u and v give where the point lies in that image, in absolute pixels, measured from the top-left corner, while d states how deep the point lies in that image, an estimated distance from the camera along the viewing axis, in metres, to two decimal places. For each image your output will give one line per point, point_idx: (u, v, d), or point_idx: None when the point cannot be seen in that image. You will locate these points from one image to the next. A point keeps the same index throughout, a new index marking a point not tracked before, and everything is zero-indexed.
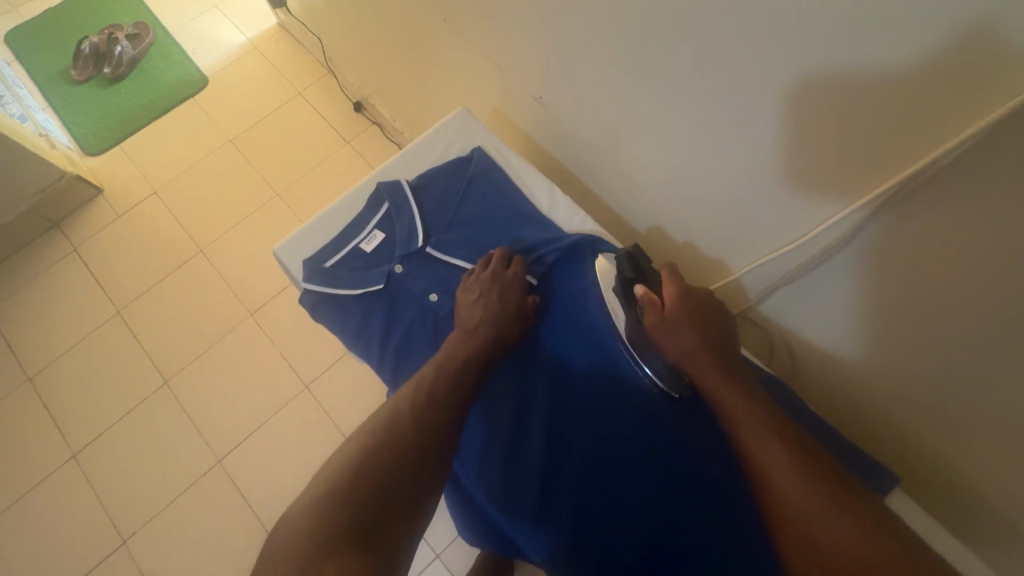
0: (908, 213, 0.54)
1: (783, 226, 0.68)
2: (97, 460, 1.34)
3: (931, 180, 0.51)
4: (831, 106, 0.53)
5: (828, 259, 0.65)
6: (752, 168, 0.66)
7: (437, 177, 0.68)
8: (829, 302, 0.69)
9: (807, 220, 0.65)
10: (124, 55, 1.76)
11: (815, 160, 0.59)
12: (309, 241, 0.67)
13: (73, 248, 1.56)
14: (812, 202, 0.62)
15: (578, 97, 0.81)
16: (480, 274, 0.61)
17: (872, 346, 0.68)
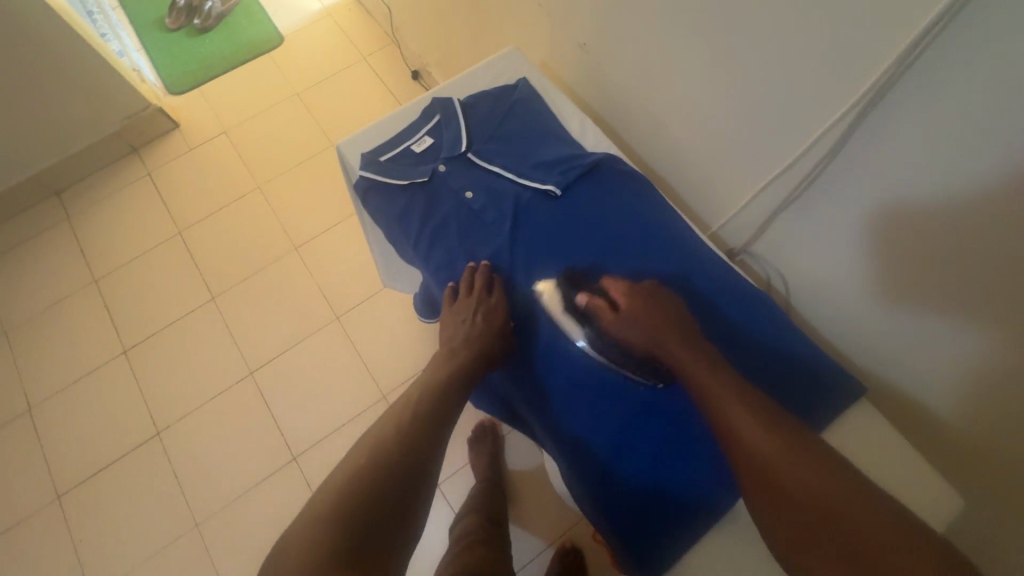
0: (892, 134, 0.61)
1: (785, 165, 0.75)
2: (144, 359, 1.48)
3: (913, 101, 0.58)
4: (830, 40, 0.61)
5: (819, 178, 0.72)
6: (764, 110, 0.73)
7: (485, 99, 0.79)
8: (822, 229, 0.75)
9: (806, 154, 0.71)
10: (213, 10, 1.95)
11: (817, 96, 0.66)
12: (368, 141, 0.78)
13: (147, 173, 1.73)
14: (812, 138, 0.69)
15: (617, 51, 0.90)
16: (462, 303, 0.69)
17: (859, 275, 0.74)
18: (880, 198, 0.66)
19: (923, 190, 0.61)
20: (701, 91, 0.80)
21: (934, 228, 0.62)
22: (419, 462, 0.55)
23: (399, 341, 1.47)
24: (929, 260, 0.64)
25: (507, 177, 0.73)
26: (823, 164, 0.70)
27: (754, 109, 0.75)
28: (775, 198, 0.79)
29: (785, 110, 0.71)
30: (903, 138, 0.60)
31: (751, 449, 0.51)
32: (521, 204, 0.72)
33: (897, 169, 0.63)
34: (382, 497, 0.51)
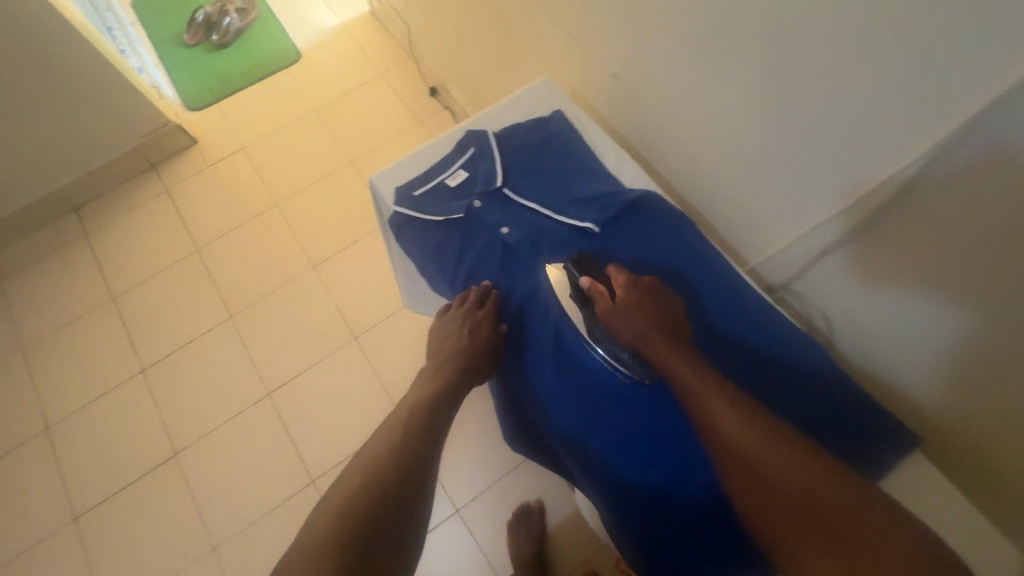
0: (956, 179, 0.59)
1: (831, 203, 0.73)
2: (162, 378, 1.48)
3: (980, 147, 0.55)
4: (886, 81, 0.59)
5: (873, 222, 0.69)
6: (808, 147, 0.71)
7: (519, 132, 0.77)
8: (869, 273, 0.73)
9: (857, 194, 0.69)
10: (232, 26, 1.95)
11: (869, 137, 0.64)
12: (401, 173, 0.77)
13: (165, 189, 1.73)
14: (866, 178, 0.67)
15: (650, 80, 0.88)
16: (452, 314, 0.68)
17: (905, 322, 0.71)
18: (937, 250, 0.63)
19: (989, 248, 0.58)
20: (741, 126, 0.78)
21: (996, 282, 0.59)
22: (413, 481, 0.54)
23: (418, 362, 1.45)
24: (988, 315, 0.61)
25: (543, 214, 0.71)
26: (877, 210, 0.68)
27: (797, 146, 0.73)
28: (818, 237, 0.76)
29: (835, 151, 0.69)
30: (969, 185, 0.58)
31: (736, 441, 0.49)
32: (557, 240, 0.70)
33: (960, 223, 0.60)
34: (374, 521, 0.49)
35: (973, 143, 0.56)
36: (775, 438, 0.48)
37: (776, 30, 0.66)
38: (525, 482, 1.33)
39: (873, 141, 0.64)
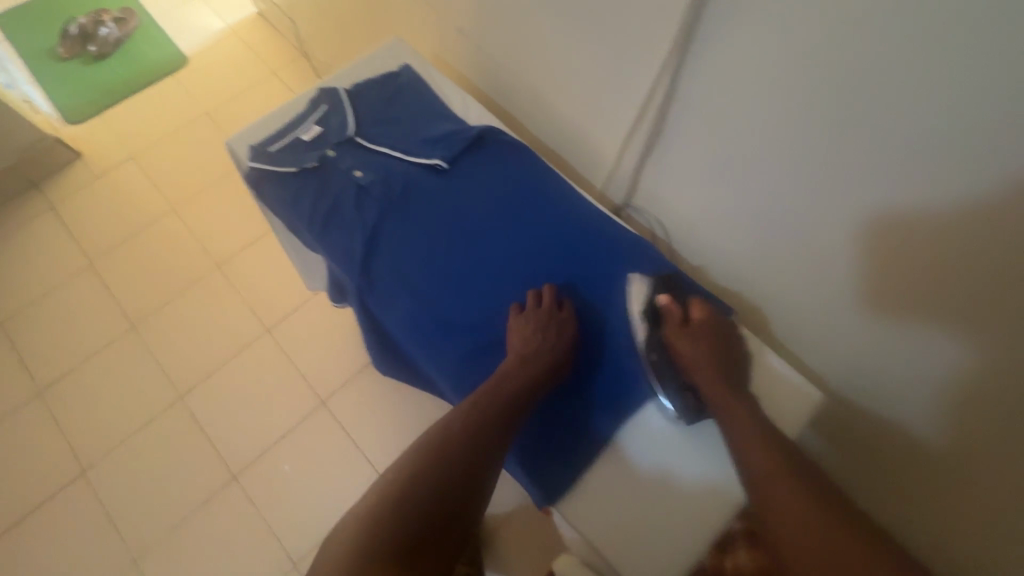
0: (721, 64, 0.68)
1: (641, 118, 0.82)
2: (62, 398, 1.41)
3: (729, 32, 0.65)
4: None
5: (670, 117, 0.79)
6: (615, 69, 0.80)
7: (371, 86, 0.82)
8: (683, 169, 0.83)
9: (657, 102, 0.78)
10: (110, 36, 1.89)
11: (649, 47, 0.73)
12: (257, 133, 0.79)
13: (50, 206, 1.65)
14: (661, 87, 0.76)
15: (496, 35, 0.95)
16: (541, 315, 0.67)
17: (721, 205, 0.82)
18: (723, 127, 0.74)
19: (754, 109, 0.69)
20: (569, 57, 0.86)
21: (773, 139, 0.69)
22: (454, 490, 0.59)
23: (333, 346, 1.47)
24: (777, 173, 0.72)
25: (395, 156, 0.76)
26: (670, 95, 0.77)
27: (607, 71, 0.81)
28: (641, 149, 0.86)
29: (636, 69, 0.77)
30: (731, 66, 0.68)
31: (778, 492, 0.57)
32: (409, 178, 0.75)
33: (732, 94, 0.70)
34: (415, 529, 0.55)
35: (715, 12, 0.65)
36: (820, 504, 0.56)
37: None
38: None
39: (651, 33, 0.72)
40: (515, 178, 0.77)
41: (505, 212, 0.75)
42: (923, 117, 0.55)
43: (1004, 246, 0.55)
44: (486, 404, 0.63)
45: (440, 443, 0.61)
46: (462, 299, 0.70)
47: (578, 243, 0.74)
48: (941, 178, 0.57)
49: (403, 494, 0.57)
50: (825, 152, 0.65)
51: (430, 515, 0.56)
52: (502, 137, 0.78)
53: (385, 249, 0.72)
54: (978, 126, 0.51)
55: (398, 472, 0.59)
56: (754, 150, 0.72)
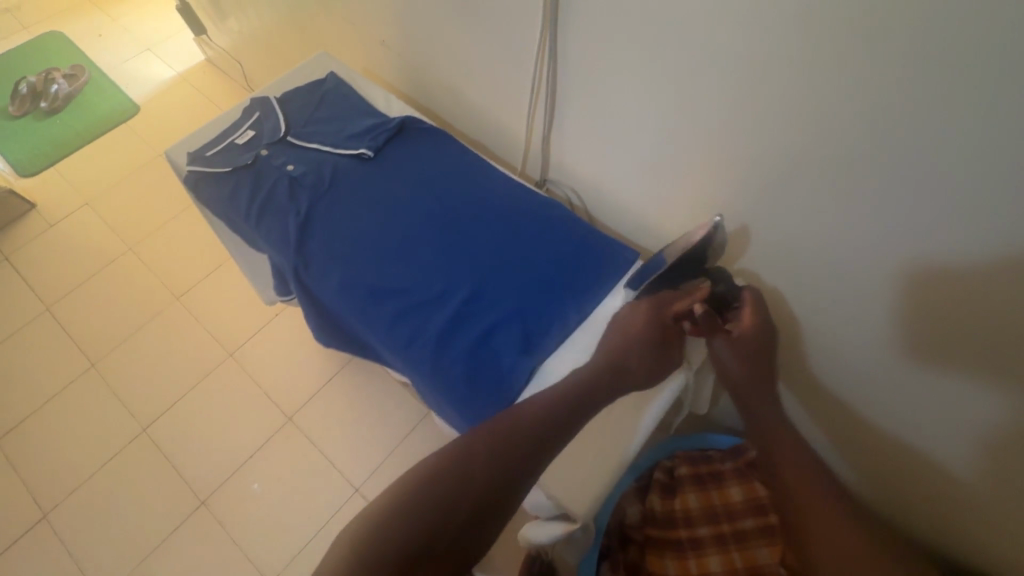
0: (592, 49, 0.77)
1: (545, 102, 0.90)
2: (21, 443, 1.39)
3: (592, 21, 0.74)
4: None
5: (566, 100, 0.87)
6: (517, 62, 0.88)
7: (299, 92, 0.90)
8: (586, 145, 0.91)
9: (552, 87, 0.86)
10: (60, 91, 1.95)
11: (540, 41, 0.81)
12: (194, 142, 0.85)
13: (5, 257, 1.66)
14: (553, 73, 0.84)
15: (414, 47, 1.04)
16: (623, 323, 0.69)
17: (623, 175, 0.90)
18: (605, 101, 0.82)
19: (623, 76, 0.76)
20: (477, 54, 0.94)
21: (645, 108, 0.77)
22: (487, 501, 0.55)
23: (297, 363, 1.49)
24: (656, 139, 0.80)
25: (325, 150, 0.83)
26: (556, 74, 0.84)
27: (513, 65, 0.89)
28: (553, 132, 0.94)
29: (533, 61, 0.85)
30: (599, 50, 0.76)
31: None
32: (337, 167, 0.82)
33: (603, 65, 0.77)
34: (435, 535, 0.51)
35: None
36: None
37: None
38: (417, 448, 1.39)
39: (530, 19, 0.80)
40: (431, 160, 0.84)
41: (426, 183, 0.82)
42: (741, 57, 0.62)
43: (834, 167, 0.63)
44: (528, 418, 0.62)
45: (481, 451, 0.58)
46: (390, 265, 0.75)
47: (503, 212, 0.80)
48: (777, 122, 0.64)
49: (430, 494, 0.54)
50: (684, 107, 0.72)
51: (443, 537, 0.52)
52: (422, 125, 0.87)
53: (318, 226, 0.78)
54: (783, 58, 0.59)
55: (434, 468, 0.57)
56: (633, 118, 0.80)
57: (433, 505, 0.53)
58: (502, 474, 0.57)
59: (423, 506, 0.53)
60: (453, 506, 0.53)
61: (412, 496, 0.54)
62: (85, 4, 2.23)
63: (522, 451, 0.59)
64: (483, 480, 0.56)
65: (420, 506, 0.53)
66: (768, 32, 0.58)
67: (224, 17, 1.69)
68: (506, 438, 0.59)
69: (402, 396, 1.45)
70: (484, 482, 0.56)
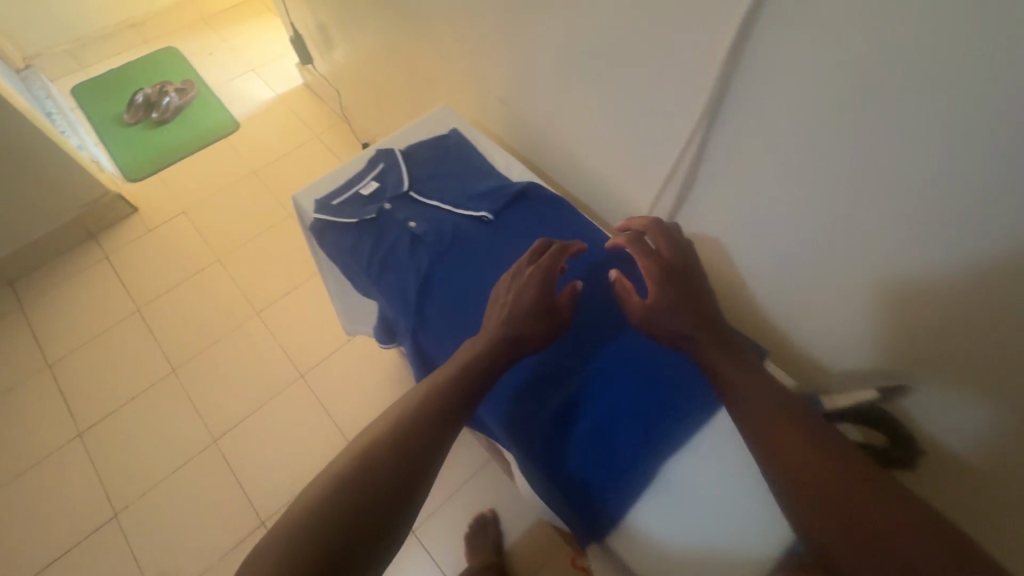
0: (726, 140, 0.73)
1: (663, 178, 0.86)
2: (101, 440, 1.45)
3: (730, 113, 0.70)
4: (667, 83, 0.74)
5: (692, 186, 0.83)
6: (639, 140, 0.86)
7: (422, 147, 0.91)
8: (704, 230, 0.86)
9: (673, 169, 0.83)
10: (171, 104, 2.09)
11: (669, 127, 0.79)
12: (320, 189, 0.88)
13: (105, 256, 1.77)
14: (677, 157, 0.81)
15: (527, 106, 1.04)
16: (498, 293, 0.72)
17: (739, 264, 0.84)
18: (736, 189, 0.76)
19: (758, 178, 0.72)
20: (594, 124, 0.93)
21: (779, 205, 0.72)
22: (411, 464, 0.54)
23: (364, 391, 1.51)
24: (790, 237, 0.73)
25: (445, 209, 0.84)
26: (691, 168, 0.80)
27: (634, 140, 0.87)
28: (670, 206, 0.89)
29: (659, 139, 0.82)
30: (735, 140, 0.72)
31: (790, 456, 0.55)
32: (458, 228, 0.82)
33: (739, 163, 0.73)
34: (362, 499, 0.50)
35: (727, 97, 0.69)
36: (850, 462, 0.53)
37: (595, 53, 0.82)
38: (475, 493, 1.37)
39: (661, 102, 0.77)
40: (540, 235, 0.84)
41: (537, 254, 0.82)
42: (915, 192, 0.57)
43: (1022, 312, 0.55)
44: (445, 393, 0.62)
45: (400, 420, 0.58)
46: None
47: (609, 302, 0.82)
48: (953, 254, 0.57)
49: (352, 463, 0.53)
50: (833, 215, 0.66)
51: (365, 522, 0.49)
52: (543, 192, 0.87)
53: (437, 286, 0.78)
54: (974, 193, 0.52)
55: (360, 443, 0.56)
56: (764, 212, 0.75)
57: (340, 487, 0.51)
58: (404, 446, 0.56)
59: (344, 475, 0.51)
60: (376, 472, 0.52)
61: (340, 469, 0.52)
62: (200, 24, 2.40)
63: (437, 422, 0.59)
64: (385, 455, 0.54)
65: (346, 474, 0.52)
66: (958, 173, 0.53)
67: (331, 48, 1.77)
68: (421, 409, 0.60)
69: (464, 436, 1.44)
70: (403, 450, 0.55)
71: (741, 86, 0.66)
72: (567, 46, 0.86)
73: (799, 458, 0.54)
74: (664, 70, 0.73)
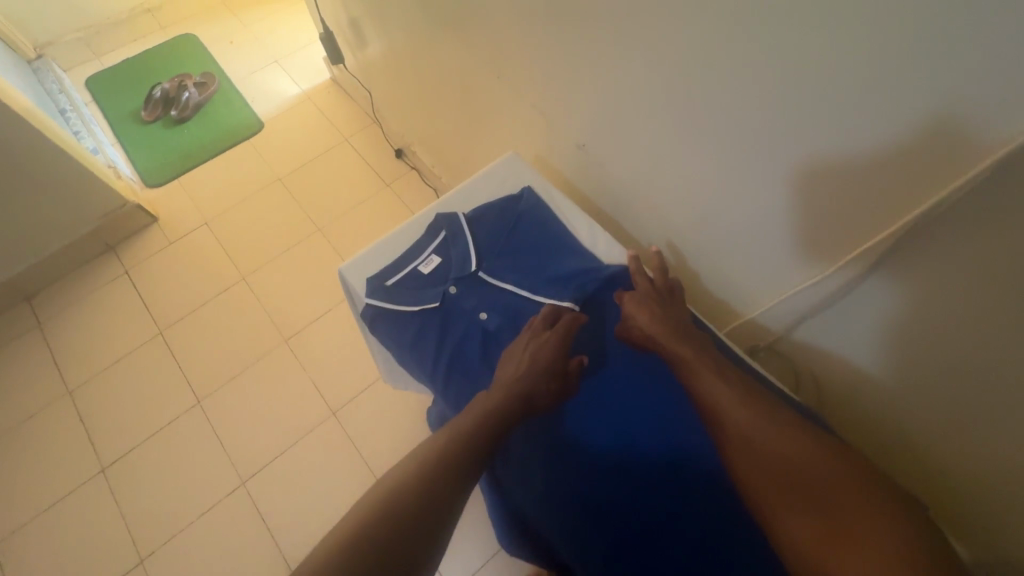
0: (929, 242, 0.58)
1: (803, 263, 0.72)
2: (124, 477, 1.37)
3: (943, 214, 0.55)
4: (836, 166, 0.59)
5: (852, 290, 0.69)
6: (769, 214, 0.71)
7: (490, 212, 0.77)
8: (848, 331, 0.74)
9: (827, 260, 0.69)
10: (190, 100, 1.94)
11: (829, 213, 0.64)
12: (371, 264, 0.75)
13: (125, 271, 1.66)
14: (836, 248, 0.67)
15: (605, 152, 0.88)
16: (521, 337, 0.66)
17: (896, 368, 0.72)
18: (927, 300, 0.62)
19: (965, 292, 0.58)
20: (699, 186, 0.77)
21: (999, 321, 0.58)
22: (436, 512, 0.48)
23: (401, 432, 1.40)
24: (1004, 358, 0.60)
25: (522, 295, 0.71)
26: (863, 273, 0.66)
27: (761, 214, 0.72)
28: (808, 296, 0.74)
29: (805, 221, 0.67)
30: (945, 245, 0.57)
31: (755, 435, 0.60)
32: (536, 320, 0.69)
33: (938, 270, 0.59)
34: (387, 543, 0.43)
35: (952, 216, 0.55)
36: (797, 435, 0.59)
37: (719, 115, 0.67)
38: None
39: (818, 183, 0.62)
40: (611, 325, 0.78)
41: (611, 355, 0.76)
42: None
43: None
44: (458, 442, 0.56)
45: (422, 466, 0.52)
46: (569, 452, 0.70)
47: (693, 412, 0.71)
48: None
49: (378, 502, 0.47)
50: None
51: (402, 555, 0.43)
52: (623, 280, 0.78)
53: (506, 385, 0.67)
54: None
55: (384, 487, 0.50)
56: (966, 329, 0.61)
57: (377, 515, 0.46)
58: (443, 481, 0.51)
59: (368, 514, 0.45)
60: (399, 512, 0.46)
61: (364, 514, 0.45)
62: (218, 8, 2.23)
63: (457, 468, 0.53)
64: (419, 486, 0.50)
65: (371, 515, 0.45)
66: None
67: (364, 46, 1.60)
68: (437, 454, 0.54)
69: None
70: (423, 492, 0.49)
71: (964, 187, 0.51)
72: (677, 100, 0.70)
73: (771, 446, 0.58)
74: (834, 150, 0.58)
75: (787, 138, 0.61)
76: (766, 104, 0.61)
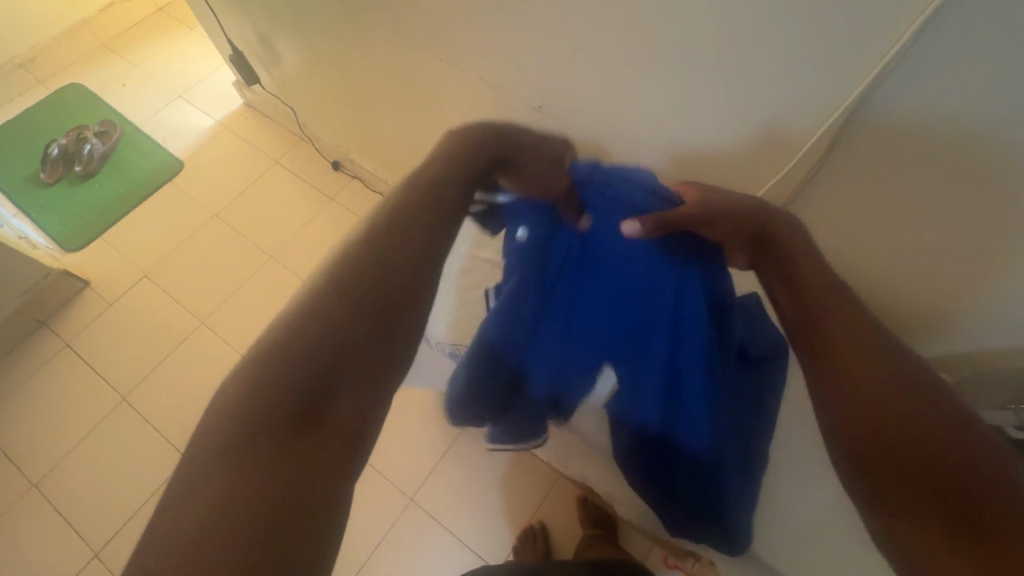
0: (876, 116, 0.60)
1: (766, 165, 0.75)
2: (122, 555, 1.27)
3: (879, 85, 0.57)
4: (770, 67, 0.63)
5: (813, 178, 0.72)
6: (725, 124, 0.74)
7: None
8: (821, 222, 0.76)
9: (787, 156, 0.72)
10: (94, 151, 1.81)
11: (775, 114, 0.68)
12: None
13: (66, 344, 1.53)
14: (788, 144, 0.70)
15: (558, 104, 0.92)
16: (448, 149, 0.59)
17: (865, 249, 0.74)
18: (885, 174, 0.65)
19: (917, 157, 0.61)
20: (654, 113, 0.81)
21: (954, 176, 0.59)
22: (325, 409, 0.39)
23: (409, 434, 1.39)
24: (963, 215, 0.62)
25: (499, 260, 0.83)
26: (818, 161, 0.69)
27: (717, 127, 0.75)
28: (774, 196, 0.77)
29: (756, 126, 0.71)
30: (891, 118, 0.59)
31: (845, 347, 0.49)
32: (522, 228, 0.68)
33: (889, 142, 0.62)
34: (273, 441, 0.36)
35: (891, 87, 0.57)
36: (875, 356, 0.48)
37: (657, 38, 0.70)
38: (557, 511, 1.29)
39: (759, 85, 0.66)
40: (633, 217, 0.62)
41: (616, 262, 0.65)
42: None
43: None
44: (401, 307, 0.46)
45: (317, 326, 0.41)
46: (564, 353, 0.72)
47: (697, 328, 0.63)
48: None
49: (266, 382, 0.38)
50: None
51: (291, 454, 0.36)
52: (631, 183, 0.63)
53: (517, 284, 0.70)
54: None
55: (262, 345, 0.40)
56: (925, 194, 0.63)
57: (287, 360, 0.39)
58: (358, 307, 0.43)
59: (238, 404, 0.36)
60: (283, 409, 0.37)
61: (242, 396, 0.37)
62: (101, 51, 2.08)
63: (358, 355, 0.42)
64: (330, 313, 0.42)
65: (253, 399, 0.37)
66: None
67: (278, 61, 1.55)
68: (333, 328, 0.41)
69: (529, 460, 1.34)
70: (310, 384, 0.39)
71: (890, 59, 0.54)
72: (617, 32, 0.73)
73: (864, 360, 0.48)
74: (765, 50, 0.62)
75: (725, 60, 0.66)
76: (700, 19, 0.64)
